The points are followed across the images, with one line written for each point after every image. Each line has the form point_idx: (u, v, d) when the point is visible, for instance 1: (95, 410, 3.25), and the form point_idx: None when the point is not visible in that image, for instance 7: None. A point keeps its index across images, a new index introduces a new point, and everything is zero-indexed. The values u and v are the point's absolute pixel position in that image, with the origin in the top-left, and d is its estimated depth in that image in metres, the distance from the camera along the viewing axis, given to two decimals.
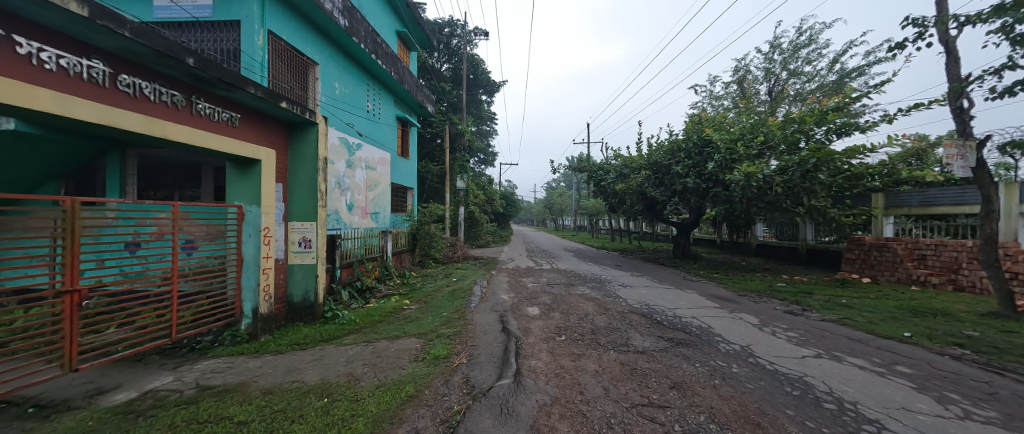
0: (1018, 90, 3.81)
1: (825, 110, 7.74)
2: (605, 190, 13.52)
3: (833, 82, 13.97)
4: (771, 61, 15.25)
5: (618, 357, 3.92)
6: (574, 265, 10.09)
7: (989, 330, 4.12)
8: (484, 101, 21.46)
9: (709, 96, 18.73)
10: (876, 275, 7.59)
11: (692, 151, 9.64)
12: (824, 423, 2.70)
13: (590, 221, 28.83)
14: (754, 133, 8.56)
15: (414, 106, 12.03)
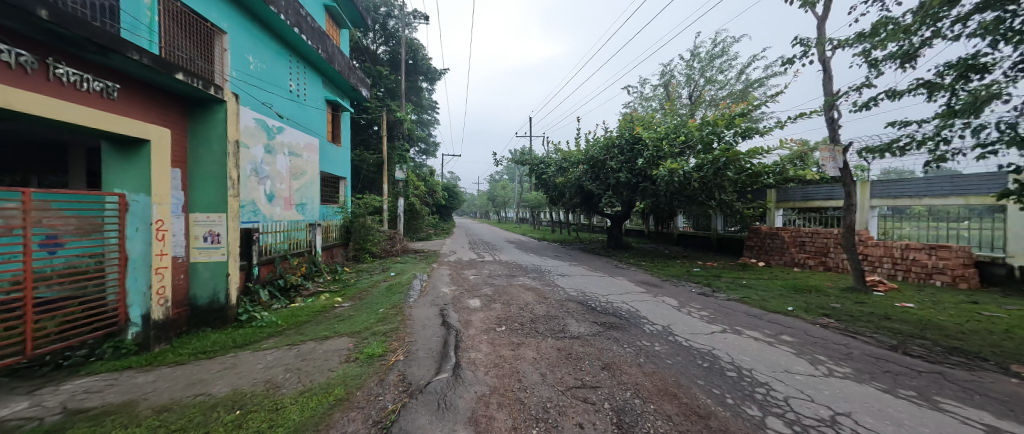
0: (873, 105, 4.61)
1: (733, 114, 8.82)
2: (546, 184, 13.91)
3: (739, 90, 15.87)
4: (691, 68, 16.84)
5: (555, 343, 4.07)
6: (515, 257, 10.26)
7: (847, 302, 5.04)
8: (424, 89, 20.69)
9: (639, 96, 20.08)
10: (769, 259, 8.89)
11: (624, 148, 10.28)
12: (727, 389, 3.13)
13: (531, 213, 29.54)
14: (676, 133, 9.39)
15: (346, 89, 11.16)
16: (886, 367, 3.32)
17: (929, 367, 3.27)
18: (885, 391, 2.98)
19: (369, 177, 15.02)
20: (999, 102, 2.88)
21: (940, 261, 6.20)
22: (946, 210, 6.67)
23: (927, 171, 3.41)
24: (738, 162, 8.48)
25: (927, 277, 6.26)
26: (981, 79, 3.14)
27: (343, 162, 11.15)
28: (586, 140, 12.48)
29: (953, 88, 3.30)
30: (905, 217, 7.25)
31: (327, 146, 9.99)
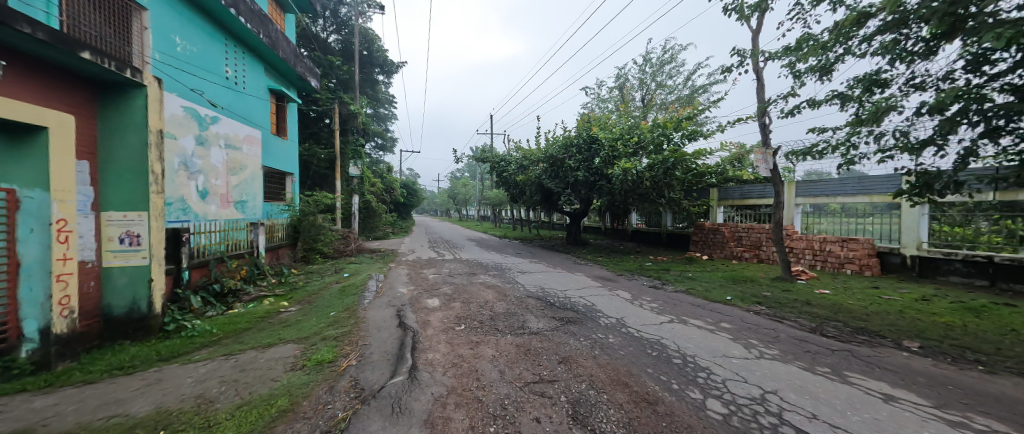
0: (797, 112, 5.10)
1: (681, 118, 9.40)
2: (507, 181, 13.95)
3: (686, 95, 16.99)
4: (644, 73, 17.72)
5: (514, 340, 4.10)
6: (476, 255, 10.18)
7: (776, 290, 5.58)
8: (381, 82, 19.90)
9: (596, 98, 20.78)
10: (711, 252, 9.60)
11: (582, 147, 10.58)
12: (673, 376, 3.33)
13: (493, 211, 29.51)
14: (630, 134, 9.83)
15: (292, 78, 10.42)
16: (807, 347, 3.71)
17: (840, 346, 3.70)
18: (806, 369, 3.34)
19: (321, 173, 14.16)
20: (895, 114, 3.27)
21: (850, 252, 7.08)
22: (856, 207, 7.47)
23: (839, 173, 3.81)
24: (686, 163, 9.06)
25: (839, 266, 7.13)
26: (882, 93, 3.55)
27: (290, 156, 10.46)
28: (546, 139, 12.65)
29: (860, 100, 3.69)
30: (823, 213, 8.10)
31: (271, 139, 9.31)
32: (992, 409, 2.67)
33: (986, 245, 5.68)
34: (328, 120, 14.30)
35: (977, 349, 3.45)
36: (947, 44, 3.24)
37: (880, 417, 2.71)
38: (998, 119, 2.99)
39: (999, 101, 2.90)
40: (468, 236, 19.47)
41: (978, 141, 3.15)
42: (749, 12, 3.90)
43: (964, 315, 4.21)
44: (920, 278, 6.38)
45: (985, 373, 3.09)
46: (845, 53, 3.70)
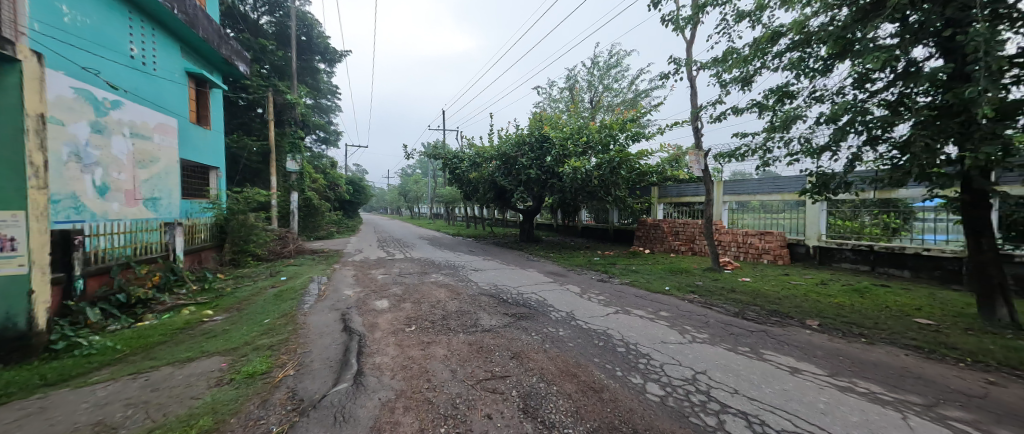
0: (724, 117, 5.61)
1: (626, 120, 9.97)
2: (460, 179, 13.79)
3: (631, 99, 18.03)
4: (592, 75, 18.47)
5: (466, 338, 4.07)
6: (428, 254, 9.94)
7: (707, 279, 6.15)
8: (323, 71, 18.59)
9: (548, 98, 21.26)
10: (652, 246, 10.38)
11: (534, 146, 10.74)
12: (617, 364, 3.54)
13: (447, 208, 28.99)
14: (579, 134, 10.21)
15: (215, 61, 9.34)
16: (731, 330, 4.13)
17: (757, 327, 4.17)
18: (730, 349, 3.71)
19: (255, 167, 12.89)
20: (801, 123, 3.72)
21: (767, 243, 8.04)
22: (771, 204, 8.38)
23: (757, 174, 4.25)
24: (630, 162, 9.63)
25: (758, 256, 8.10)
26: (790, 103, 4.02)
27: (214, 148, 9.42)
28: (499, 136, 12.66)
29: (773, 109, 4.15)
30: (746, 209, 8.98)
31: (189, 128, 8.30)
32: (871, 374, 3.17)
33: (869, 236, 6.70)
34: (263, 109, 13.03)
35: (860, 324, 4.08)
36: (840, 64, 3.75)
37: (789, 388, 3.10)
38: (876, 129, 3.52)
39: (878, 114, 3.42)
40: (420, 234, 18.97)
41: (862, 148, 3.68)
42: (682, 24, 4.20)
43: (852, 296, 4.96)
44: (821, 265, 7.37)
45: (866, 344, 3.67)
46: (762, 66, 4.13)
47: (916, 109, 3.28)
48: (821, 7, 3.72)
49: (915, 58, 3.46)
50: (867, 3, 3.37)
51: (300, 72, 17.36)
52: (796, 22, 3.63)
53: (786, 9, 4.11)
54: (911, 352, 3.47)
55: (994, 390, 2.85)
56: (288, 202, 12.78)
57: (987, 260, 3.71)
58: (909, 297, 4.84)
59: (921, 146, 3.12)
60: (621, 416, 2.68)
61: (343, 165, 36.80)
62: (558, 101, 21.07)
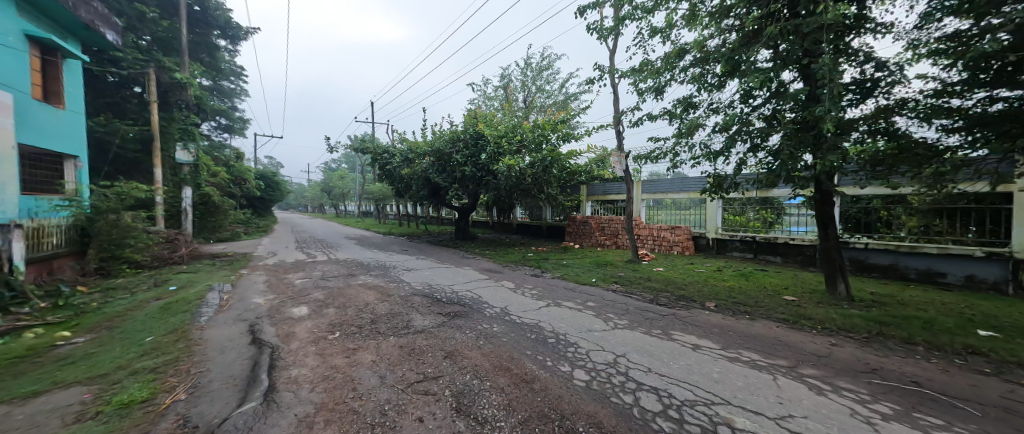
0: (642, 123, 6.15)
1: (558, 120, 10.44)
2: (391, 174, 13.14)
3: (561, 101, 18.94)
4: (525, 76, 18.94)
5: (397, 341, 3.92)
6: (357, 254, 9.32)
7: (628, 270, 6.73)
8: (225, 48, 16.07)
9: (483, 95, 21.26)
10: (581, 241, 11.07)
11: (469, 142, 10.51)
12: (548, 354, 3.70)
13: (378, 205, 27.41)
14: (513, 132, 10.41)
15: (71, 25, 7.66)
16: (647, 315, 4.59)
17: (668, 311, 4.69)
18: (645, 333, 4.12)
19: (133, 156, 10.79)
20: (701, 130, 4.24)
21: (676, 236, 9.12)
22: (681, 201, 9.39)
23: (669, 175, 4.74)
24: (560, 162, 10.13)
25: (670, 247, 9.15)
26: (693, 113, 4.55)
27: (70, 131, 7.64)
28: (433, 131, 12.30)
29: (681, 118, 4.65)
30: (660, 206, 9.93)
31: (30, 105, 6.63)
32: (753, 345, 3.76)
33: (753, 228, 7.94)
34: (142, 87, 10.98)
35: (745, 303, 4.82)
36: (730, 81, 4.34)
37: (692, 363, 3.54)
38: (757, 139, 4.15)
39: (757, 126, 4.04)
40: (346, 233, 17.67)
41: (747, 154, 4.32)
42: (606, 34, 4.49)
43: (741, 280, 5.84)
44: (717, 254, 8.54)
45: (749, 320, 4.35)
46: (671, 78, 4.60)
47: (785, 123, 3.94)
48: (716, 30, 4.27)
49: (784, 81, 4.15)
50: (750, 31, 3.95)
51: (195, 47, 14.79)
52: (697, 41, 4.11)
53: (690, 28, 4.62)
54: (781, 324, 4.20)
55: (835, 349, 3.59)
56: (180, 198, 11.44)
57: (831, 246, 4.64)
58: (781, 278, 5.85)
59: (786, 154, 3.77)
60: (550, 404, 2.80)
61: (254, 157, 32.41)
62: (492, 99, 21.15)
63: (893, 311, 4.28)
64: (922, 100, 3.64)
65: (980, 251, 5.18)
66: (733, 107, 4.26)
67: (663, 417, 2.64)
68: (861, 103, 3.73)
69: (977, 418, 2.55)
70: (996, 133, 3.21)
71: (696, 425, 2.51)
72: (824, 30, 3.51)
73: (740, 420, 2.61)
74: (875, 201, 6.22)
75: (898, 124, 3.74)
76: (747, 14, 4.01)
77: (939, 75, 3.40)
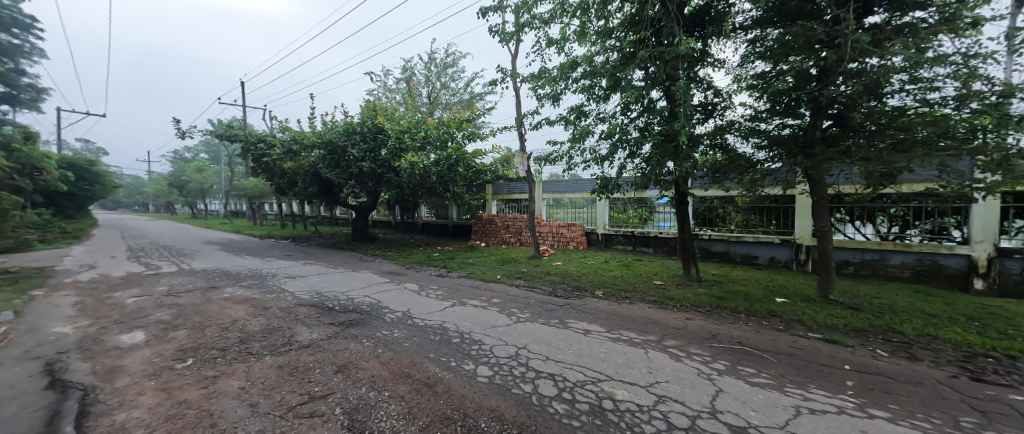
0: (541, 126, 6.56)
1: (463, 119, 10.47)
2: (269, 168, 11.42)
3: (466, 100, 19.08)
4: (429, 71, 18.51)
5: (276, 360, 3.42)
6: (225, 263, 7.79)
7: (530, 266, 7.13)
8: None
9: (383, 86, 20.01)
10: (488, 239, 11.35)
11: (367, 136, 9.99)
12: (451, 354, 3.69)
13: (253, 203, 23.30)
14: (415, 128, 10.14)
15: None
16: (546, 307, 4.91)
17: (564, 302, 5.10)
18: (545, 323, 4.40)
19: None
20: (590, 137, 4.71)
21: (572, 233, 9.96)
22: (576, 200, 10.34)
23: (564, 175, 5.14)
24: (467, 161, 10.18)
25: (567, 243, 9.95)
26: (584, 121, 5.02)
27: None
28: (323, 122, 11.03)
29: (574, 123, 5.08)
30: (559, 205, 10.78)
31: None
32: (632, 325, 4.34)
33: (632, 224, 9.18)
34: None
35: (625, 289, 5.54)
36: (613, 94, 4.91)
37: (584, 347, 3.91)
38: (634, 146, 4.78)
39: (634, 136, 4.67)
40: (208, 238, 14.59)
41: (627, 160, 4.95)
42: (507, 37, 4.63)
43: (623, 269, 6.70)
44: (604, 248, 9.67)
45: (629, 304, 5.01)
46: (565, 87, 5.00)
47: (654, 134, 4.60)
48: (602, 48, 4.79)
49: (653, 98, 4.86)
50: (628, 52, 4.53)
51: None
52: (586, 55, 4.55)
53: (581, 44, 5.08)
54: (652, 305, 4.95)
55: (690, 322, 4.38)
56: None
57: (686, 238, 5.64)
58: (652, 266, 6.91)
59: (655, 161, 4.45)
60: (451, 404, 2.75)
61: (58, 140, 24.07)
62: (394, 91, 19.97)
63: (726, 287, 5.43)
64: (743, 122, 4.67)
65: (777, 239, 6.90)
66: (616, 117, 4.83)
67: (557, 400, 2.84)
68: (705, 122, 4.59)
69: (776, 364, 3.39)
70: (786, 151, 4.37)
71: (585, 403, 2.77)
72: (680, 58, 4.21)
73: (620, 392, 2.97)
74: (716, 201, 7.79)
75: (729, 140, 4.73)
76: (625, 37, 4.60)
77: (753, 104, 4.39)
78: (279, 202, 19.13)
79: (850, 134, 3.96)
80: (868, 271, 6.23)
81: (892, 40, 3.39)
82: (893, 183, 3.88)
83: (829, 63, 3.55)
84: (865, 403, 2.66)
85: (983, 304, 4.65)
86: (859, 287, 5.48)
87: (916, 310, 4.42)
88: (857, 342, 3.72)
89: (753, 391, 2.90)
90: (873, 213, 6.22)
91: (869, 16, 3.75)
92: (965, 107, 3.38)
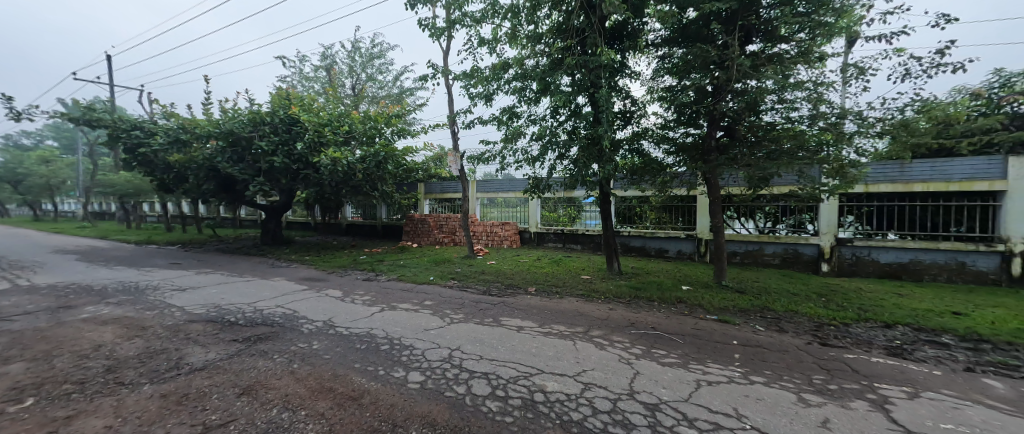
0: (474, 125, 6.55)
1: (392, 114, 10.05)
2: (149, 161, 9.68)
3: (395, 94, 18.23)
4: (352, 60, 17.35)
5: (160, 388, 2.87)
6: (87, 276, 6.35)
7: (464, 266, 7.09)
8: None
9: (299, 73, 18.15)
10: (420, 240, 11.03)
11: (279, 128, 9.03)
12: (379, 362, 3.49)
13: (127, 203, 19.33)
14: (338, 122, 9.49)
15: None
16: (480, 306, 4.93)
17: (497, 300, 5.18)
18: (478, 323, 4.41)
19: None
20: (522, 138, 4.83)
21: (505, 231, 10.14)
22: (510, 199, 10.54)
23: (498, 175, 5.19)
24: (395, 158, 9.76)
25: (500, 242, 10.10)
26: (516, 122, 5.13)
27: None
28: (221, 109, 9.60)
29: (506, 124, 5.14)
30: (493, 205, 10.89)
31: None
32: (561, 319, 4.56)
33: (561, 223, 9.67)
34: None
35: (555, 285, 5.82)
36: (543, 97, 5.09)
37: (516, 343, 4.00)
38: (563, 148, 5.01)
39: (562, 138, 4.90)
40: (61, 246, 11.74)
41: (556, 161, 5.17)
42: (436, 32, 4.52)
43: (554, 266, 7.03)
44: (536, 246, 10.04)
45: (559, 299, 5.26)
46: (497, 87, 5.05)
47: (580, 138, 4.87)
48: (532, 52, 4.94)
49: (579, 103, 5.13)
50: (556, 58, 4.74)
51: None
52: (516, 58, 4.65)
53: (512, 45, 5.17)
54: (580, 298, 5.26)
55: (612, 313, 4.75)
56: None
57: (609, 235, 6.11)
58: (580, 262, 7.36)
59: (581, 163, 4.72)
60: (380, 414, 2.57)
61: None
62: (312, 80, 18.20)
63: (644, 278, 6.05)
64: (655, 130, 5.18)
65: (683, 234, 7.82)
66: (546, 120, 5.03)
67: (491, 398, 2.86)
68: (625, 128, 5.01)
69: (681, 344, 3.84)
70: (689, 157, 4.96)
71: (518, 398, 2.82)
72: (602, 68, 4.52)
73: (551, 384, 3.09)
74: (634, 200, 8.58)
75: (644, 145, 5.22)
76: (553, 43, 4.81)
77: (663, 114, 4.90)
78: (165, 201, 16.13)
79: (737, 143, 4.63)
80: (750, 259, 7.36)
81: (765, 66, 4.04)
82: (766, 186, 4.63)
83: (722, 82, 4.10)
84: (748, 372, 3.14)
85: (829, 283, 5.83)
86: (745, 274, 6.47)
87: (784, 291, 5.37)
88: (743, 321, 4.39)
89: (664, 371, 3.24)
90: (754, 210, 7.42)
91: (749, 44, 4.42)
92: (816, 124, 4.16)
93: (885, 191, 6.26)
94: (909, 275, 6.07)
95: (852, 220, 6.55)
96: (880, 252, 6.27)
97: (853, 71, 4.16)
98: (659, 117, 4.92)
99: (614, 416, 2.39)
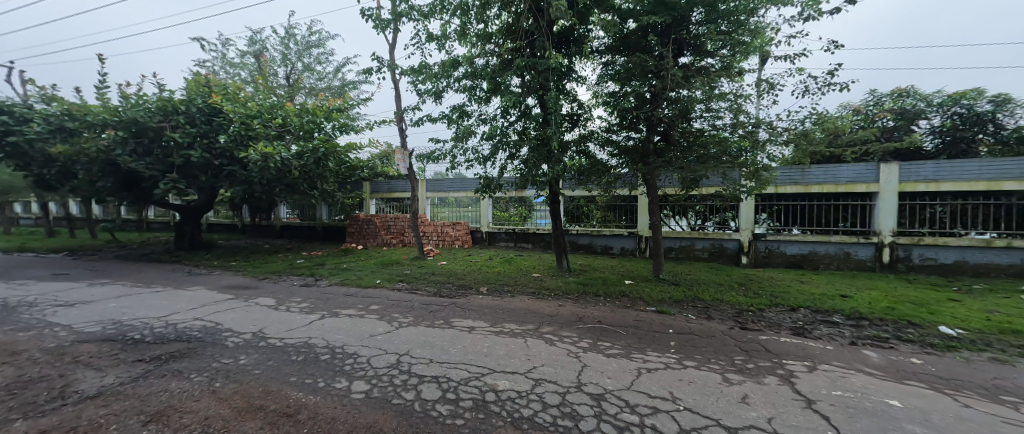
0: (422, 122, 6.38)
1: (332, 108, 9.45)
2: (25, 153, 8.12)
3: (336, 86, 17.11)
4: (286, 47, 16.00)
5: (37, 423, 2.40)
6: None
7: (413, 268, 6.88)
8: None
9: (221, 57, 16.29)
10: (366, 242, 10.52)
11: (197, 119, 8.06)
12: (319, 374, 3.26)
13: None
14: (270, 114, 8.76)
15: None
16: (430, 308, 4.82)
17: (447, 301, 5.10)
18: (428, 326, 4.31)
19: None
20: (473, 137, 4.80)
21: (457, 231, 10.06)
22: (461, 199, 10.42)
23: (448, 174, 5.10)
24: (336, 155, 9.20)
25: (451, 242, 10.00)
26: (466, 121, 5.09)
27: None
28: (122, 94, 8.31)
29: (456, 123, 5.07)
30: (444, 204, 10.70)
31: None
32: (511, 317, 4.61)
33: (513, 222, 9.80)
34: None
35: (507, 284, 5.88)
36: (493, 97, 5.10)
37: (467, 344, 3.97)
38: (514, 148, 5.05)
39: (513, 139, 4.96)
40: None
41: (507, 161, 5.22)
42: (380, 24, 4.31)
43: (506, 265, 7.10)
44: (487, 245, 10.06)
45: (510, 297, 5.32)
46: (447, 85, 4.97)
47: (531, 138, 4.95)
48: (482, 51, 4.92)
49: (529, 104, 5.22)
50: (506, 59, 4.77)
51: None
52: (465, 56, 4.61)
53: (462, 43, 5.11)
54: (530, 296, 5.37)
55: (561, 309, 4.91)
56: None
57: (558, 233, 6.31)
58: (530, 260, 7.51)
59: (531, 163, 4.82)
60: (321, 428, 2.40)
61: None
62: (238, 66, 16.44)
63: (590, 274, 6.34)
64: (600, 133, 5.43)
65: (626, 232, 8.32)
66: (496, 120, 5.04)
67: (441, 401, 2.81)
68: (572, 130, 5.21)
69: (624, 336, 4.08)
70: (631, 159, 5.28)
71: (469, 399, 2.81)
72: (549, 71, 4.64)
73: (502, 383, 3.11)
74: (581, 200, 8.94)
75: (590, 147, 5.45)
76: (502, 44, 4.83)
77: (607, 118, 5.15)
78: (46, 200, 13.54)
79: (672, 147, 5.02)
80: (684, 254, 8.02)
81: (695, 77, 4.43)
82: (697, 187, 5.08)
83: (659, 90, 4.42)
84: (683, 358, 3.42)
85: (749, 274, 6.56)
86: (681, 267, 7.05)
87: (713, 282, 5.93)
88: (678, 311, 4.77)
89: (609, 362, 3.41)
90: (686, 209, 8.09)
91: (681, 56, 4.80)
92: (737, 132, 4.65)
93: (792, 192, 7.18)
94: (811, 265, 7.03)
95: (766, 217, 7.44)
96: (788, 245, 7.19)
97: (764, 86, 4.72)
98: (603, 121, 5.18)
99: (562, 409, 2.48)
